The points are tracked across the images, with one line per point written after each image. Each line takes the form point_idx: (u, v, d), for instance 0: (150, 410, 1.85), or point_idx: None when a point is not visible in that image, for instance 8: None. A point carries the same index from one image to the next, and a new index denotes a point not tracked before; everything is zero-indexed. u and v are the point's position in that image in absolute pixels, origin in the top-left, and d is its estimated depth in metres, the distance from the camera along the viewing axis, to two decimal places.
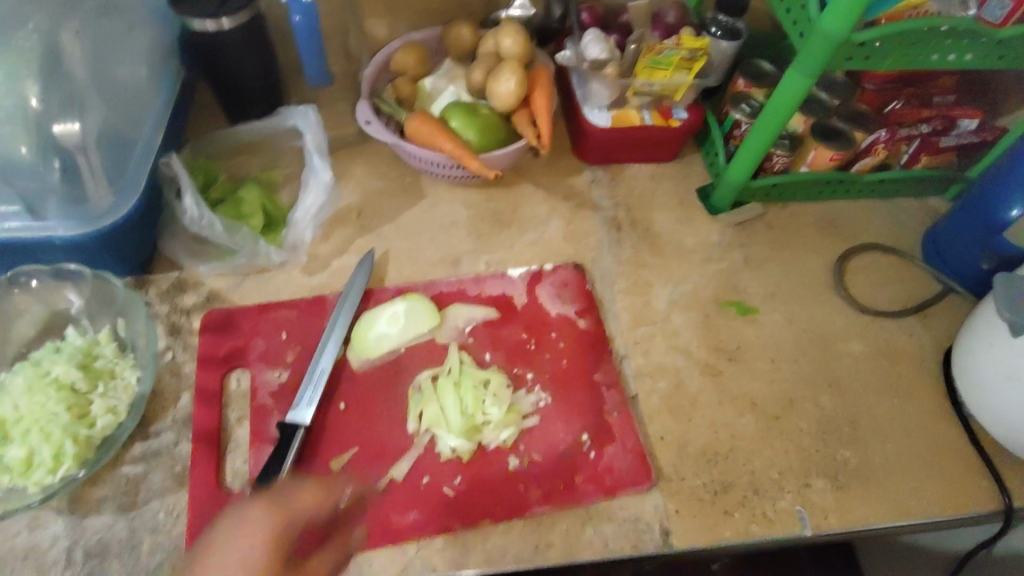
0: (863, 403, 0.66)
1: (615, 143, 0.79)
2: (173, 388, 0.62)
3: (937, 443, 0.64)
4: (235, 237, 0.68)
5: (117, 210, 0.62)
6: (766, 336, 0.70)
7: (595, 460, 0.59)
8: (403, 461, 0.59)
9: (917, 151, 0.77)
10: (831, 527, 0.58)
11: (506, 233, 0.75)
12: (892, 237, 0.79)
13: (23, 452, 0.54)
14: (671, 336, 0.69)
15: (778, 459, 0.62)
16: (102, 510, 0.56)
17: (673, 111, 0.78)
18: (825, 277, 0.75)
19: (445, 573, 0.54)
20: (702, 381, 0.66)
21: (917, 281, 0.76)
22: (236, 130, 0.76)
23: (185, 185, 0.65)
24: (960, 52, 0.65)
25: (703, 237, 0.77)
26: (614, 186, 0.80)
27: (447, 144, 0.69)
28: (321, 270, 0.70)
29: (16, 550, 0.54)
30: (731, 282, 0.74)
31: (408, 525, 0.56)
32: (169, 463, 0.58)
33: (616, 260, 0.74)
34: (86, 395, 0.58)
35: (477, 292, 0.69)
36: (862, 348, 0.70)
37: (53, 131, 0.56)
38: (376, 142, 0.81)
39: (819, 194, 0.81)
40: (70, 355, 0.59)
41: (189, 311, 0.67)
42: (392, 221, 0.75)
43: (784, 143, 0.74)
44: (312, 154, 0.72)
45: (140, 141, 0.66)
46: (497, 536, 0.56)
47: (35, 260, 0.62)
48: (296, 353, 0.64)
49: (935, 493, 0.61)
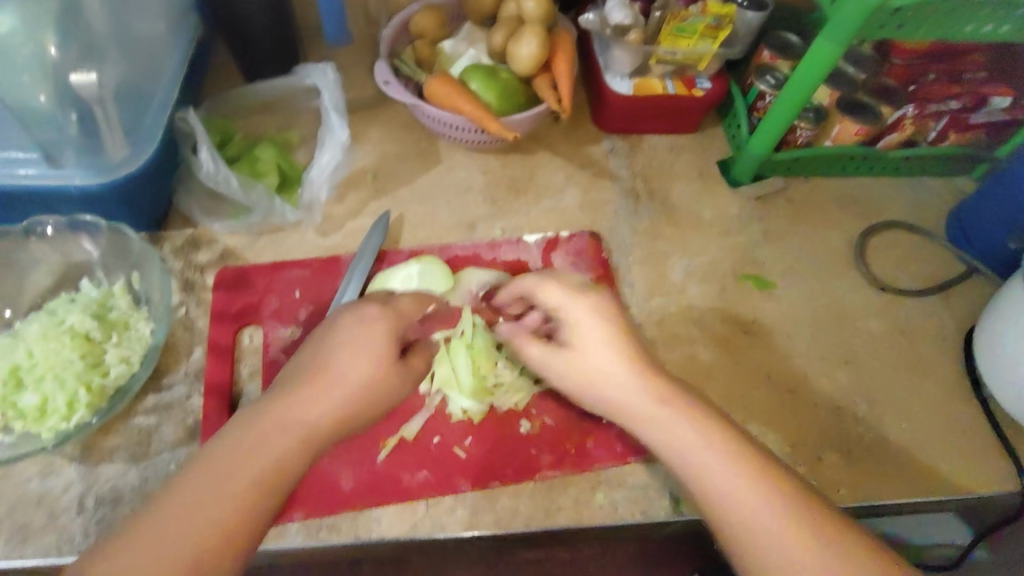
0: (880, 381, 0.65)
1: (635, 112, 0.78)
2: (186, 342, 0.62)
3: (955, 423, 0.63)
4: (250, 194, 0.67)
5: (134, 160, 0.61)
6: (783, 310, 0.69)
7: (607, 426, 0.59)
8: (414, 421, 0.59)
9: (945, 126, 0.75)
10: (843, 501, 0.58)
11: (522, 200, 0.74)
12: (917, 215, 0.78)
13: (37, 398, 0.54)
14: (686, 307, 0.68)
15: (792, 432, 0.61)
16: (115, 459, 0.56)
17: (697, 80, 0.76)
18: (845, 254, 0.74)
19: (453, 532, 0.54)
20: (718, 352, 0.66)
21: (939, 261, 0.74)
22: (251, 89, 0.75)
23: (202, 138, 0.65)
24: (996, 23, 0.63)
25: (722, 210, 0.76)
26: (633, 157, 0.79)
27: (467, 105, 0.68)
28: (335, 231, 0.70)
29: (29, 495, 0.54)
30: (750, 255, 0.73)
31: (419, 483, 0.56)
32: (181, 415, 0.58)
33: (633, 231, 0.73)
34: (101, 344, 0.58)
35: (492, 258, 0.69)
36: (882, 325, 0.69)
37: (71, 82, 0.54)
38: (394, 107, 0.80)
39: (842, 170, 0.79)
40: (84, 306, 0.60)
41: (203, 267, 0.67)
42: (408, 184, 0.74)
43: (809, 116, 0.72)
44: (330, 112, 0.71)
45: (156, 95, 0.66)
46: (507, 498, 0.55)
47: (51, 210, 0.62)
48: (309, 311, 0.64)
49: (951, 472, 0.60)
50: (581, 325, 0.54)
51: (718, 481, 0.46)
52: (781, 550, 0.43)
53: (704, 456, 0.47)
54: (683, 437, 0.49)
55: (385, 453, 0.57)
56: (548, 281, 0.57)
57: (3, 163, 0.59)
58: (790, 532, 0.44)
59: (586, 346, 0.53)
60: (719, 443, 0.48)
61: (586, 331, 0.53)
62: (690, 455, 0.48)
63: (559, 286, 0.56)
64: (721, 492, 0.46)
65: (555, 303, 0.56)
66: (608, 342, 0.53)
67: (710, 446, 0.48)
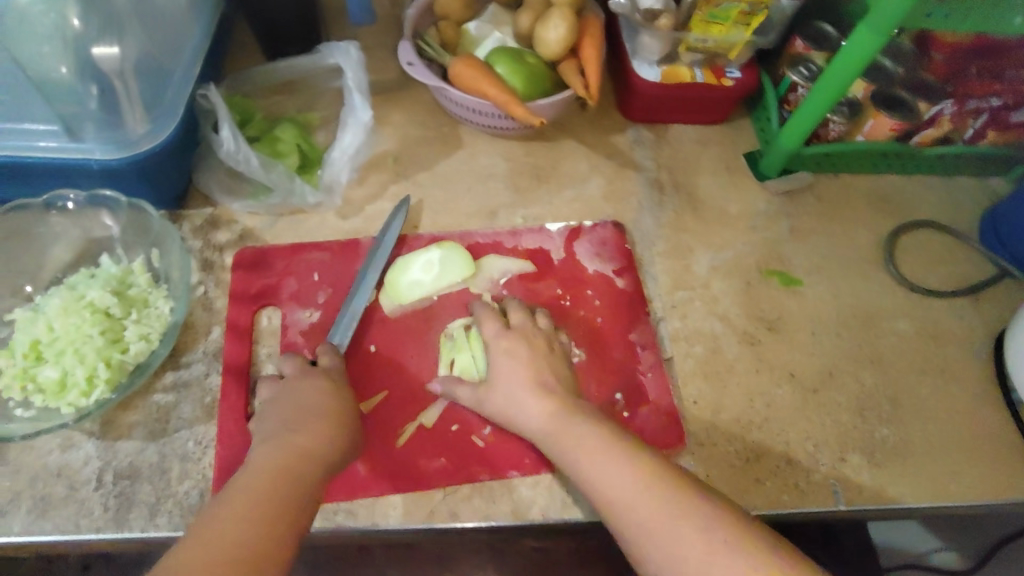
0: (906, 383, 0.64)
1: (662, 101, 0.76)
2: (205, 321, 0.62)
3: (980, 428, 0.62)
4: (270, 173, 0.66)
5: (156, 136, 0.60)
6: (809, 308, 0.68)
7: (628, 420, 0.59)
8: (433, 408, 0.58)
9: (983, 125, 0.73)
10: (865, 502, 0.57)
11: (545, 188, 0.73)
12: (949, 215, 0.76)
13: (57, 372, 0.54)
14: (710, 302, 0.67)
15: (814, 432, 0.60)
16: (133, 435, 0.56)
17: (726, 70, 0.75)
18: (874, 252, 0.72)
19: (471, 521, 0.53)
20: (741, 349, 0.65)
21: (971, 263, 0.72)
22: (273, 68, 0.74)
23: (223, 116, 0.63)
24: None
25: (747, 204, 0.75)
26: (659, 147, 0.78)
27: (492, 89, 0.66)
28: (354, 215, 0.69)
29: (49, 468, 0.54)
30: (776, 251, 0.72)
31: (436, 470, 0.55)
32: (199, 394, 0.58)
33: (657, 223, 0.72)
34: (121, 320, 0.58)
35: (514, 245, 0.68)
36: (909, 326, 0.67)
37: (92, 53, 0.54)
38: (418, 89, 0.79)
39: (873, 165, 0.77)
40: (105, 281, 0.59)
41: (222, 247, 0.66)
42: (429, 169, 0.73)
43: (842, 110, 0.71)
44: (354, 92, 0.69)
45: (177, 70, 0.64)
46: (525, 488, 0.55)
47: (73, 184, 0.62)
48: (328, 294, 0.63)
49: (976, 480, 0.59)
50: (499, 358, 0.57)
51: (611, 487, 0.47)
52: (671, 550, 0.44)
53: (597, 464, 0.49)
54: (580, 447, 0.50)
55: (403, 439, 0.57)
56: (489, 315, 0.60)
57: (21, 135, 0.58)
58: (677, 533, 0.44)
59: (503, 374, 0.56)
60: (611, 451, 0.49)
61: (503, 363, 0.56)
62: (587, 465, 0.49)
63: (492, 322, 0.59)
64: (615, 498, 0.47)
65: (487, 338, 0.59)
66: (533, 372, 0.55)
67: (605, 457, 0.49)
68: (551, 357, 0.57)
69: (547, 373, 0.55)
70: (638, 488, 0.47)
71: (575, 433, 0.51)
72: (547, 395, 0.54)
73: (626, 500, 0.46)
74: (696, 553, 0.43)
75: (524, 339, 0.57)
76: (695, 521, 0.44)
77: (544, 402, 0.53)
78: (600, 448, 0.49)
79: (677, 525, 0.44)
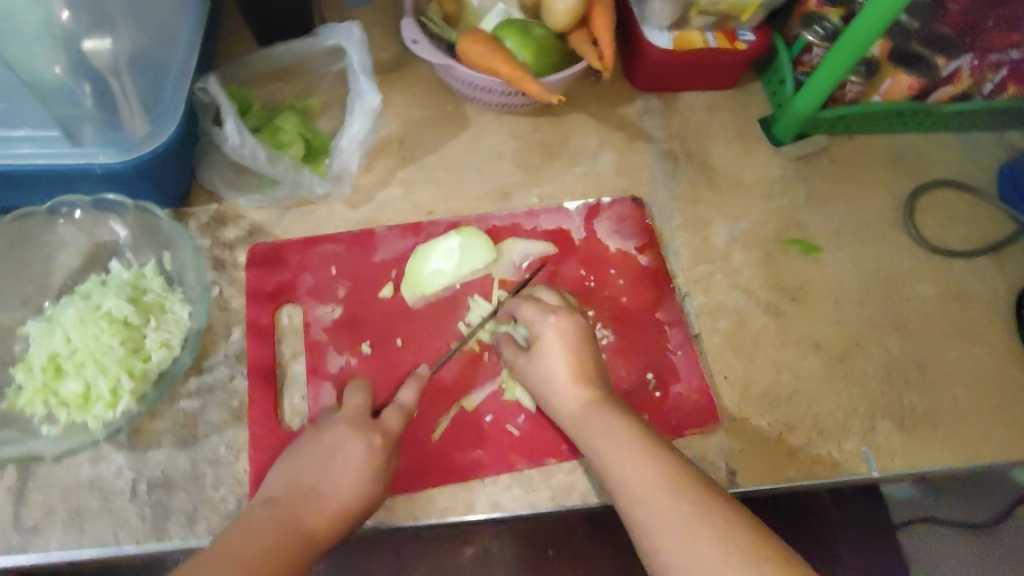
0: (932, 347, 0.64)
1: (671, 70, 0.73)
2: (222, 322, 0.61)
3: (1006, 388, 0.63)
4: (276, 167, 0.63)
5: (156, 137, 0.57)
6: (829, 276, 0.68)
7: (660, 399, 0.59)
8: (469, 398, 0.58)
9: (1004, 78, 0.71)
10: (897, 469, 0.58)
11: (555, 165, 0.71)
12: (968, 172, 0.75)
13: (79, 386, 0.53)
14: (731, 275, 0.67)
15: (843, 402, 0.61)
16: (162, 443, 0.55)
17: (739, 32, 0.72)
18: (894, 215, 0.72)
19: (512, 510, 0.54)
20: (764, 321, 0.65)
21: (990, 219, 0.72)
22: (269, 54, 0.70)
23: (226, 109, 0.60)
24: None
25: (764, 170, 0.73)
26: (668, 116, 0.75)
27: (503, 66, 0.63)
28: (364, 204, 0.67)
29: (80, 482, 0.54)
30: (794, 219, 0.71)
31: (473, 462, 0.56)
32: (224, 398, 0.57)
33: (672, 195, 0.71)
34: (139, 328, 0.56)
35: (532, 227, 0.66)
36: (932, 290, 0.67)
37: (83, 49, 0.51)
38: (418, 66, 0.76)
39: (889, 126, 0.75)
40: (118, 288, 0.57)
41: (231, 244, 0.64)
42: (435, 151, 0.71)
43: (860, 70, 0.69)
44: (360, 76, 0.66)
45: (174, 65, 0.61)
46: (562, 474, 0.56)
47: (75, 189, 0.60)
48: (347, 288, 0.62)
49: (1000, 440, 0.60)
50: (541, 344, 0.55)
51: (635, 482, 0.46)
52: (680, 549, 0.42)
53: (628, 459, 0.48)
54: (605, 448, 0.49)
55: (438, 432, 0.57)
56: (526, 301, 0.58)
57: (13, 142, 0.55)
58: (697, 539, 0.42)
59: (542, 364, 0.55)
60: (644, 452, 0.48)
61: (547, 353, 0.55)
62: (617, 459, 0.48)
63: (532, 307, 0.57)
64: (637, 495, 0.46)
65: (529, 321, 0.57)
66: (578, 367, 0.54)
67: (634, 451, 0.48)
68: (594, 342, 0.56)
69: (580, 362, 0.54)
70: (664, 490, 0.45)
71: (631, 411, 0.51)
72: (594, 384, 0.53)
73: (650, 504, 0.45)
74: (716, 560, 0.41)
75: (561, 326, 0.56)
76: (714, 528, 0.42)
77: (583, 391, 0.53)
78: (630, 447, 0.48)
79: (692, 526, 0.43)
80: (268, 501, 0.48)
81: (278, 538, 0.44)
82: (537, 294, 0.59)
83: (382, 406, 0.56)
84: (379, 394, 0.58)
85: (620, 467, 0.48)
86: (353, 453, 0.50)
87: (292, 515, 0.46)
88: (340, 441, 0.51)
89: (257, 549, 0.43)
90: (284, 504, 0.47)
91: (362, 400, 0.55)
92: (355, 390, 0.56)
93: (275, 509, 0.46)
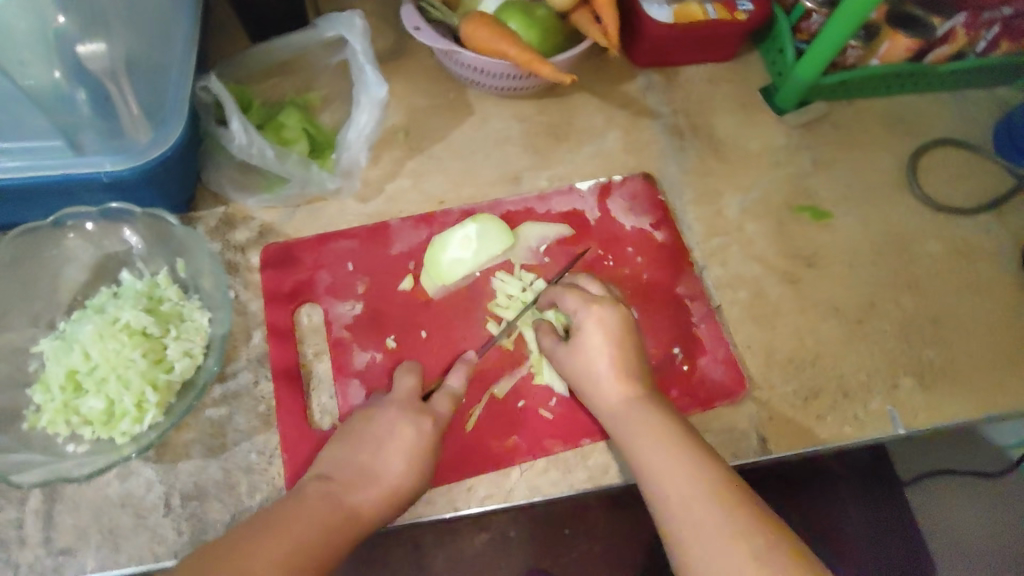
0: (944, 303, 0.66)
1: (672, 44, 0.73)
2: (242, 327, 0.60)
3: (1018, 339, 0.64)
4: (285, 164, 0.62)
5: (161, 141, 0.56)
6: (841, 240, 0.68)
7: (688, 373, 0.59)
8: (500, 383, 0.58)
9: (997, 35, 0.72)
10: (921, 425, 0.59)
11: (564, 147, 0.71)
12: (965, 130, 0.76)
13: (103, 402, 0.52)
14: (746, 245, 0.67)
15: (864, 362, 0.62)
16: (192, 454, 0.54)
17: (738, 2, 0.71)
18: (897, 175, 0.73)
19: (550, 494, 0.54)
20: (782, 289, 0.65)
21: (990, 176, 0.73)
22: (267, 48, 0.68)
23: (230, 108, 0.58)
24: None
25: (768, 140, 0.74)
26: (671, 92, 0.75)
27: (511, 48, 0.62)
28: (375, 197, 0.66)
29: (111, 499, 0.53)
30: (802, 186, 0.71)
31: (508, 449, 0.55)
32: (251, 403, 0.56)
33: (681, 169, 0.71)
34: (160, 339, 0.55)
35: (546, 210, 0.66)
36: (940, 247, 0.69)
37: (76, 53, 0.49)
38: (416, 54, 0.74)
39: (887, 89, 0.76)
40: (134, 299, 0.56)
41: (243, 247, 0.63)
42: (442, 140, 0.70)
43: (860, 35, 0.69)
44: (365, 67, 0.64)
45: (173, 66, 0.59)
46: (598, 454, 0.56)
47: (79, 201, 0.58)
48: (366, 283, 0.61)
49: (1017, 389, 0.62)
50: (582, 324, 0.56)
51: (656, 463, 0.48)
52: (691, 528, 0.45)
53: (653, 444, 0.49)
54: (647, 445, 0.50)
55: (471, 422, 0.56)
56: (569, 290, 0.57)
57: (13, 154, 0.53)
58: (730, 554, 0.43)
59: (586, 354, 0.55)
60: (670, 437, 0.49)
61: (582, 335, 0.55)
62: (643, 441, 0.50)
63: (574, 293, 0.57)
64: (656, 475, 0.48)
65: (573, 311, 0.57)
66: (612, 347, 0.54)
67: (659, 433, 0.50)
68: (637, 335, 0.56)
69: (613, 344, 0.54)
70: (701, 498, 0.46)
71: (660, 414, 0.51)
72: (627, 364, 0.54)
73: (682, 505, 0.46)
74: (723, 541, 0.43)
75: (606, 318, 0.55)
76: (727, 518, 0.44)
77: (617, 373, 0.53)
78: (672, 448, 0.49)
79: (705, 510, 0.45)
80: (320, 478, 0.49)
81: (336, 515, 0.46)
82: (582, 283, 0.59)
83: (431, 390, 0.56)
84: (429, 374, 0.58)
85: (642, 449, 0.50)
86: (403, 437, 0.51)
87: (341, 498, 0.47)
88: (392, 423, 0.52)
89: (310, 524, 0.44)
90: (337, 483, 0.48)
91: (412, 382, 0.55)
92: (405, 372, 0.56)
93: (327, 486, 0.48)
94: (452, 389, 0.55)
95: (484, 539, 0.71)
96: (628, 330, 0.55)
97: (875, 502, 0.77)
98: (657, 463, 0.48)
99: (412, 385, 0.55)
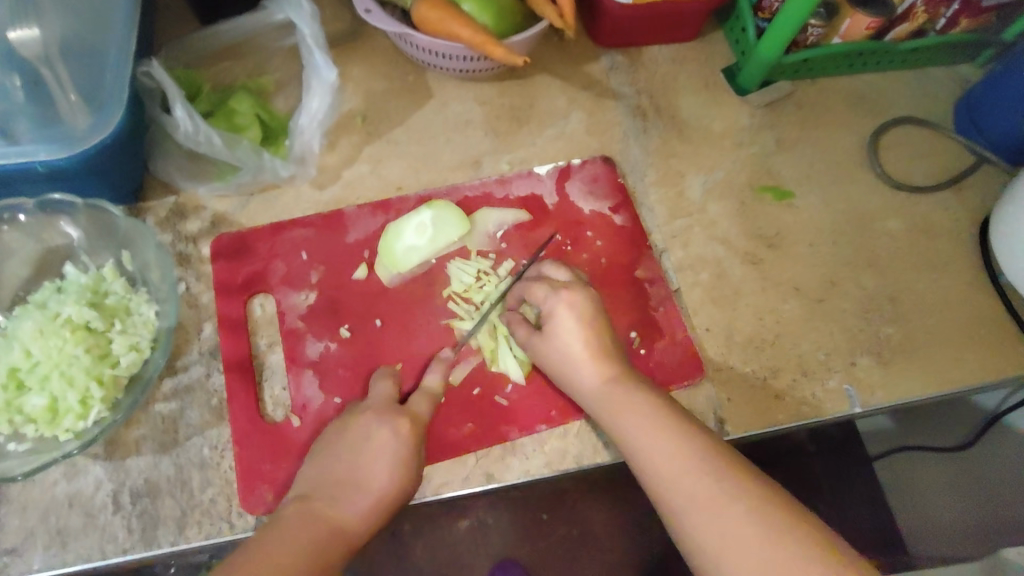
0: (904, 281, 0.66)
1: (634, 24, 0.72)
2: (193, 320, 0.58)
3: (973, 314, 0.65)
4: (235, 151, 0.60)
5: (102, 127, 0.53)
6: (804, 219, 0.68)
7: (646, 356, 0.59)
8: (460, 367, 0.57)
9: (956, 13, 0.72)
10: (878, 402, 0.60)
11: (526, 130, 0.70)
12: (927, 108, 0.76)
13: (45, 399, 0.50)
14: (709, 226, 0.67)
15: (824, 341, 0.62)
16: (143, 450, 0.53)
17: None
18: (859, 156, 0.72)
19: (507, 479, 0.54)
20: (744, 269, 0.65)
21: (949, 153, 0.74)
22: (217, 30, 0.66)
23: (173, 94, 0.56)
24: None
25: (732, 120, 0.73)
26: (635, 72, 0.74)
27: (465, 31, 0.61)
28: (332, 183, 0.65)
29: (58, 499, 0.51)
30: (765, 166, 0.71)
31: (465, 437, 0.55)
32: (204, 397, 0.55)
33: (644, 151, 0.70)
34: (105, 334, 0.53)
35: (504, 195, 0.65)
36: (900, 226, 0.69)
37: (9, 39, 0.51)
38: (374, 35, 0.72)
39: (850, 67, 0.76)
40: (78, 294, 0.54)
41: (194, 237, 0.61)
42: (402, 124, 0.69)
43: (820, 13, 0.68)
44: (314, 50, 0.62)
45: (112, 48, 0.55)
46: (555, 439, 0.55)
47: (16, 191, 0.56)
48: (321, 273, 0.60)
49: (977, 364, 0.62)
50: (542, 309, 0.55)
51: (634, 434, 0.49)
52: (675, 492, 0.45)
53: (627, 417, 0.49)
54: (625, 423, 0.49)
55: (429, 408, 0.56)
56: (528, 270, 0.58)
57: None
58: (721, 514, 0.42)
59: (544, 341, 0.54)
60: (645, 408, 0.49)
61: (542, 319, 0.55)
62: (618, 414, 0.50)
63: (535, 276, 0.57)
64: (634, 447, 0.48)
65: (532, 291, 0.57)
66: (571, 331, 0.54)
67: (629, 406, 0.50)
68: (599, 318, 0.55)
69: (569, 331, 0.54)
70: (686, 470, 0.45)
71: (624, 403, 0.51)
72: (584, 350, 0.53)
73: (664, 471, 0.46)
74: (706, 497, 0.43)
75: (567, 298, 0.55)
76: (708, 475, 0.44)
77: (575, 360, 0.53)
78: (653, 420, 0.49)
79: (685, 472, 0.45)
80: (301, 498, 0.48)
81: (304, 529, 0.45)
82: (546, 270, 0.59)
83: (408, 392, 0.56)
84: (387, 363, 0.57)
85: (618, 423, 0.50)
86: (381, 441, 0.50)
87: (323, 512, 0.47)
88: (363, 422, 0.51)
89: (297, 541, 0.44)
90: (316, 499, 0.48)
91: (388, 388, 0.54)
92: (381, 377, 0.55)
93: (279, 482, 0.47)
94: (427, 391, 0.54)
95: (463, 526, 0.70)
96: (589, 310, 0.55)
97: (846, 470, 0.79)
98: (635, 434, 0.49)
99: (387, 392, 0.54)
